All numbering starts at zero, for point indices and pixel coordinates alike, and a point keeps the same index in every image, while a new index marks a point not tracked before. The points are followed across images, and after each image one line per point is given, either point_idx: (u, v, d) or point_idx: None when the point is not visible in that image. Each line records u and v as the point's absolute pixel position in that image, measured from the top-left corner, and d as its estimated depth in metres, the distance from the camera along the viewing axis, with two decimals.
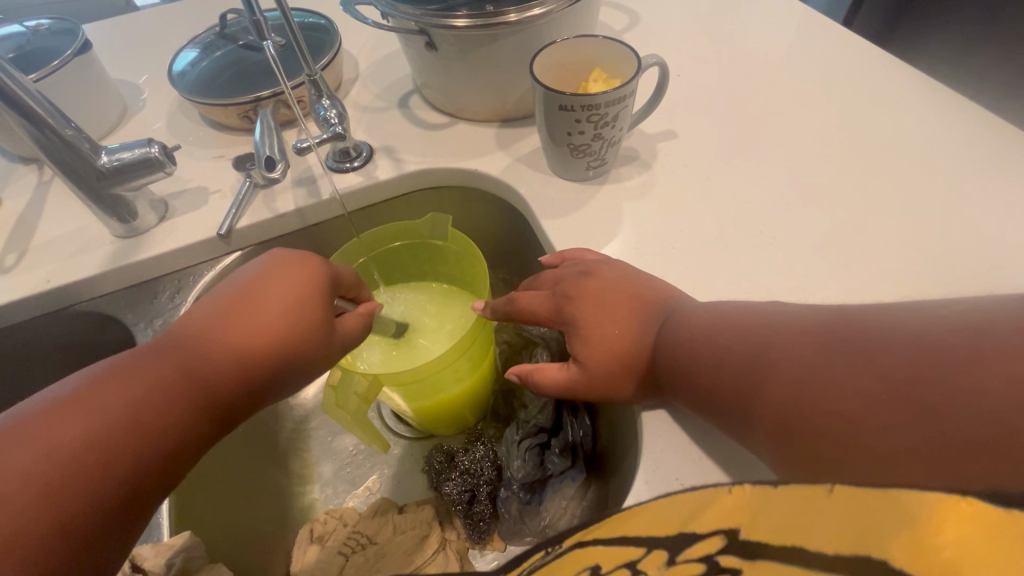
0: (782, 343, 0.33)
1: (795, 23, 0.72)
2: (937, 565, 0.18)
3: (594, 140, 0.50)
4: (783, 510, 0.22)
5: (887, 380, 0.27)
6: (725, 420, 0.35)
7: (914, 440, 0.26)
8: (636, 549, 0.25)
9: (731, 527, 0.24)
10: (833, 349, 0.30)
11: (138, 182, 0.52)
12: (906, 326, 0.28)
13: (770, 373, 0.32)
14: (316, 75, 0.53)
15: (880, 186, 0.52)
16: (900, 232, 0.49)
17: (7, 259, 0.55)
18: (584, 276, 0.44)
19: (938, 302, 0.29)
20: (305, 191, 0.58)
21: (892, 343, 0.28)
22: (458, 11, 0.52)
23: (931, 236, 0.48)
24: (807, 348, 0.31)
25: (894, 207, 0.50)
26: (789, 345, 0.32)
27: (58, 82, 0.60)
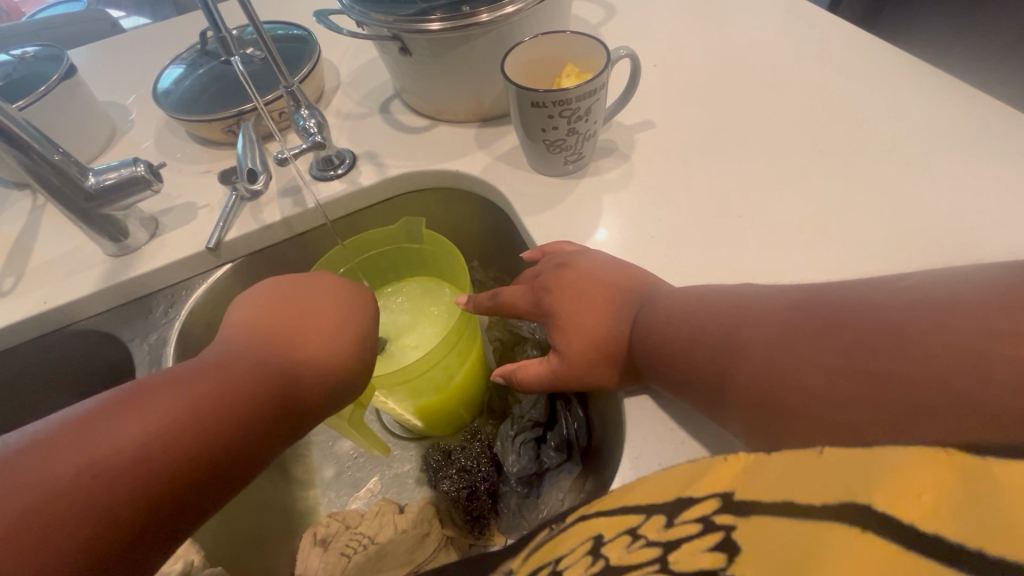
0: (749, 324, 0.33)
1: (770, 7, 0.72)
2: (909, 510, 0.18)
3: (569, 135, 0.51)
4: (777, 475, 0.23)
5: (848, 353, 0.28)
6: (704, 403, 0.36)
7: (874, 410, 0.26)
8: (637, 517, 0.27)
9: (723, 492, 0.24)
10: (798, 327, 0.31)
11: (127, 201, 0.53)
12: (868, 299, 0.29)
13: (743, 355, 0.33)
14: (293, 87, 0.54)
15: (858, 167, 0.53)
16: (877, 210, 0.49)
17: (5, 283, 0.56)
18: (561, 267, 0.44)
19: (899, 275, 0.29)
20: (291, 201, 0.59)
21: (848, 317, 0.29)
22: (431, 16, 0.52)
23: (908, 212, 0.48)
24: (773, 326, 0.32)
25: (871, 186, 0.51)
26: (756, 325, 0.33)
27: (46, 106, 0.61)
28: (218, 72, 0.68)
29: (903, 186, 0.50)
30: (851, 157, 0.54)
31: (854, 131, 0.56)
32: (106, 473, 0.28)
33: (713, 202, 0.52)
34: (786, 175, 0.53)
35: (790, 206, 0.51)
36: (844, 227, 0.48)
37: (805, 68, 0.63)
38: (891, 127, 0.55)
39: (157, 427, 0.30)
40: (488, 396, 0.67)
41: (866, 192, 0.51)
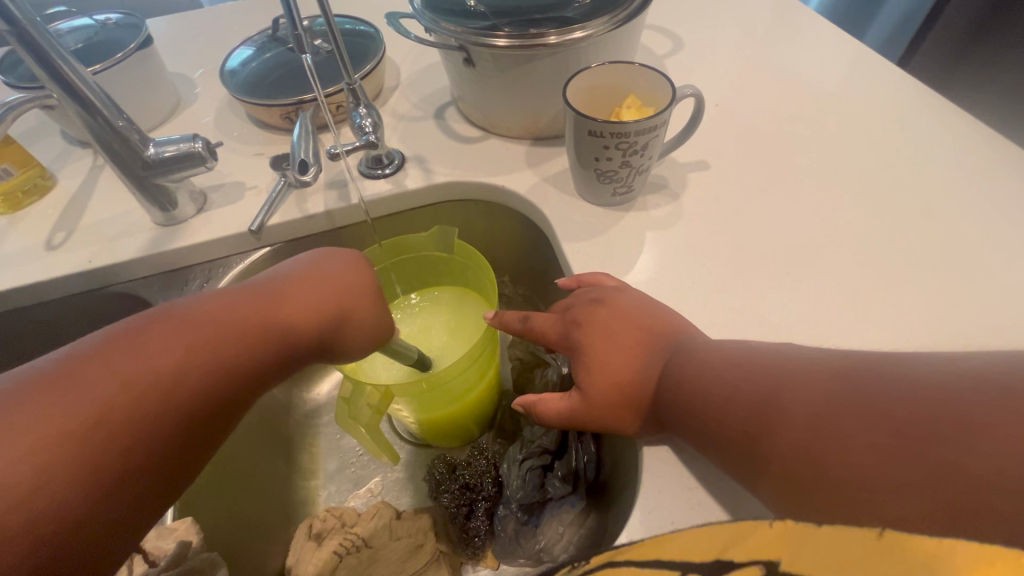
0: (788, 389, 0.32)
1: (846, 59, 0.69)
2: None
3: (622, 167, 0.49)
4: (830, 554, 0.21)
5: (899, 434, 0.26)
6: (733, 463, 0.34)
7: (929, 502, 0.25)
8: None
9: (768, 561, 0.22)
10: (842, 396, 0.29)
11: (180, 174, 0.55)
12: (923, 377, 0.27)
13: (781, 420, 0.31)
14: (355, 84, 0.54)
15: (923, 239, 0.50)
16: (937, 286, 0.46)
17: (57, 236, 0.58)
18: (595, 302, 0.43)
19: (952, 355, 0.28)
20: (336, 194, 0.60)
21: (899, 392, 0.27)
22: (500, 31, 0.53)
23: (970, 293, 0.46)
24: (815, 393, 0.31)
25: (935, 261, 0.48)
26: (797, 389, 0.31)
27: (119, 72, 0.64)
28: (285, 59, 0.69)
29: (967, 263, 0.47)
30: (915, 225, 0.51)
31: (921, 199, 0.53)
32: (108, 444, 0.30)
33: (760, 254, 0.50)
34: (842, 236, 0.51)
35: (842, 269, 0.49)
36: (898, 300, 0.46)
37: (876, 126, 0.61)
38: (964, 199, 0.52)
39: (154, 362, 0.33)
40: (500, 415, 0.66)
41: (927, 264, 0.48)
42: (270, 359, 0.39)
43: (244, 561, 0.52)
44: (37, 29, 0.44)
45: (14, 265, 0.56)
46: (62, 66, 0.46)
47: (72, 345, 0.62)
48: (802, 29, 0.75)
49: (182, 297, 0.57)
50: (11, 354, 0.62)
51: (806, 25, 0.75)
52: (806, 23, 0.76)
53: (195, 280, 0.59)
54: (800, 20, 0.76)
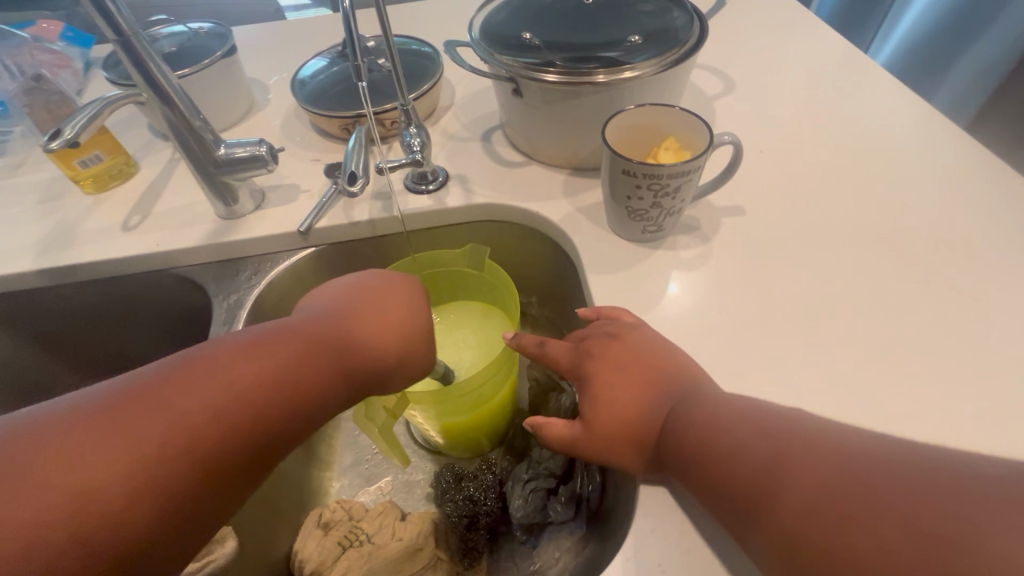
0: (794, 460, 0.32)
1: (904, 114, 0.68)
2: None
3: (652, 208, 0.50)
4: None
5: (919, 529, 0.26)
6: (732, 519, 0.34)
7: None
8: None
9: None
10: (864, 476, 0.29)
11: (244, 174, 0.60)
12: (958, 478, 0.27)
13: (793, 484, 0.31)
14: (408, 106, 0.58)
15: (959, 310, 0.48)
16: (966, 362, 0.45)
17: (132, 219, 0.65)
18: (610, 337, 0.44)
19: (983, 458, 0.28)
20: (380, 205, 0.63)
21: (910, 488, 0.28)
22: (550, 67, 0.56)
23: (1003, 375, 0.44)
24: (823, 470, 0.31)
25: (969, 335, 0.47)
26: (814, 460, 0.31)
27: (204, 76, 0.70)
28: (350, 74, 0.74)
29: (1004, 343, 0.46)
30: (953, 296, 0.49)
31: (965, 269, 0.51)
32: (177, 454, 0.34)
33: (786, 306, 0.50)
34: (874, 297, 0.50)
35: (869, 331, 0.48)
36: (923, 372, 0.45)
37: (927, 187, 0.59)
38: (1011, 275, 0.50)
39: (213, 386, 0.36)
40: (512, 432, 0.68)
41: (960, 338, 0.46)
42: (334, 383, 0.42)
43: (261, 542, 0.55)
44: (136, 35, 0.50)
45: (94, 241, 0.63)
46: (155, 70, 0.52)
47: (132, 317, 0.68)
48: (861, 80, 0.74)
49: (232, 286, 0.62)
50: (79, 319, 0.68)
51: (866, 76, 0.74)
52: (866, 75, 0.74)
53: (245, 271, 0.63)
54: (859, 71, 0.75)
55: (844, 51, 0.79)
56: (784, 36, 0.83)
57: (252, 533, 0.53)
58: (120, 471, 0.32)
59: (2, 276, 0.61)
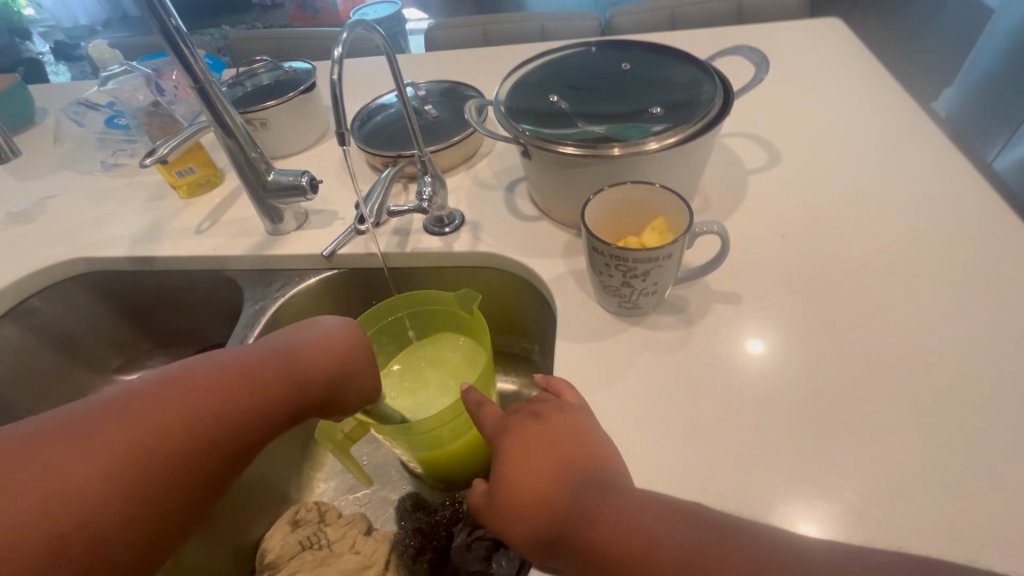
0: (723, 560, 0.33)
1: (969, 215, 0.60)
2: None
3: (623, 287, 0.50)
4: None
5: None
6: None
7: None
8: None
9: None
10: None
11: (287, 199, 0.69)
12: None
13: None
14: (425, 157, 0.64)
15: (948, 460, 0.43)
16: (936, 527, 0.40)
17: (205, 224, 0.77)
18: (532, 417, 0.44)
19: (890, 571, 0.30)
20: (397, 240, 0.69)
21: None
22: (568, 141, 0.57)
23: (977, 553, 0.38)
24: (743, 567, 0.32)
25: (948, 492, 0.41)
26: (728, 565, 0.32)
27: (285, 109, 0.82)
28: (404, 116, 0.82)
29: (993, 516, 0.40)
30: (949, 447, 0.44)
31: (977, 417, 0.45)
32: (137, 490, 0.36)
33: (750, 414, 0.48)
34: (853, 426, 0.46)
35: (832, 463, 0.44)
36: (880, 524, 0.41)
37: (966, 310, 0.52)
38: None
39: (174, 417, 0.39)
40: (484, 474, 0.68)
41: (938, 497, 0.41)
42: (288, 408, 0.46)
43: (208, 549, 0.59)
44: (211, 88, 0.61)
45: (172, 239, 0.76)
46: (222, 111, 0.62)
47: (194, 304, 0.81)
48: (931, 170, 0.66)
49: (263, 293, 0.71)
50: (155, 299, 0.82)
51: (939, 166, 0.66)
52: (938, 163, 0.66)
53: (277, 282, 0.72)
54: (933, 159, 0.67)
55: (921, 133, 0.71)
56: (857, 109, 0.76)
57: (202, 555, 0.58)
58: (74, 506, 0.33)
59: (105, 258, 0.75)
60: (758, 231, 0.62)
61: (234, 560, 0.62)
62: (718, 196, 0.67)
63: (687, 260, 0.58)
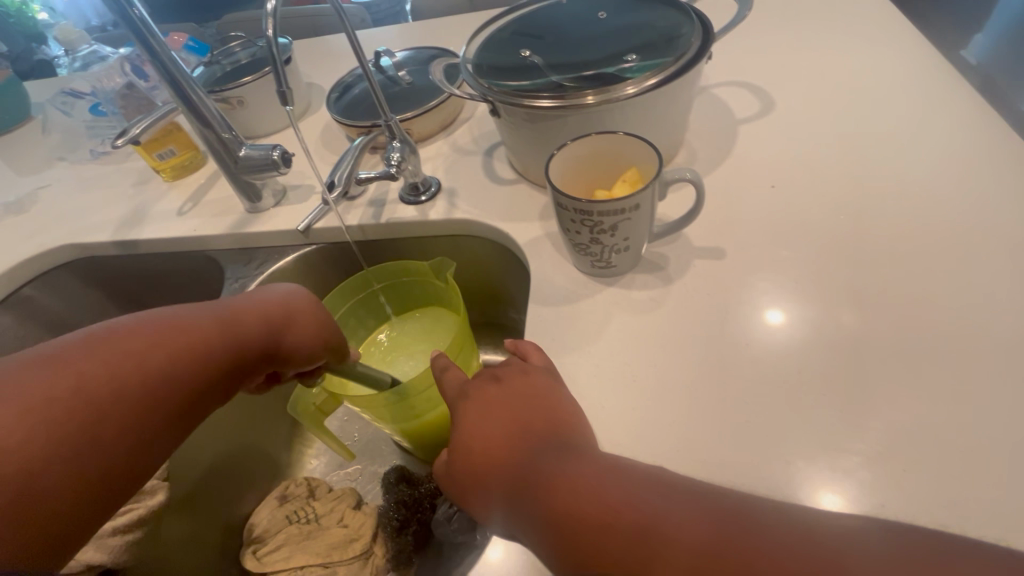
0: (675, 520, 0.31)
1: (975, 154, 0.55)
2: None
3: (592, 243, 0.48)
4: None
5: None
6: None
7: None
8: None
9: None
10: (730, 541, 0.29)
11: (261, 176, 0.67)
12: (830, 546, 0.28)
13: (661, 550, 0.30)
14: (391, 122, 0.62)
15: (940, 412, 0.40)
16: (922, 484, 0.37)
17: (186, 205, 0.77)
18: (489, 381, 0.44)
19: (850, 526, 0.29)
20: (373, 211, 0.67)
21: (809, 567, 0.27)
22: (541, 94, 0.53)
23: (964, 510, 0.36)
24: (704, 536, 0.30)
25: (938, 445, 0.39)
26: (678, 526, 0.31)
27: (262, 84, 0.80)
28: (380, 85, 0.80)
29: (985, 471, 0.37)
30: (942, 400, 0.41)
31: (973, 368, 0.42)
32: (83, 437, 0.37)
33: (729, 370, 0.45)
34: (839, 381, 0.43)
35: (814, 420, 0.41)
36: (862, 482, 0.38)
37: (968, 255, 0.48)
38: None
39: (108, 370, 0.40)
40: None
41: (926, 452, 0.39)
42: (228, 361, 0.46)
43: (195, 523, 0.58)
44: (181, 75, 0.61)
45: (155, 221, 0.75)
46: (188, 90, 0.62)
47: (183, 286, 0.81)
48: (939, 109, 0.60)
49: (244, 272, 0.71)
50: (146, 284, 0.82)
51: (947, 104, 0.61)
52: (946, 102, 0.61)
53: (258, 260, 0.72)
54: (940, 96, 0.62)
55: (928, 71, 0.65)
56: (860, 49, 0.70)
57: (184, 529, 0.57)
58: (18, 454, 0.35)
59: (92, 244, 0.76)
60: (747, 183, 0.58)
61: (225, 530, 0.62)
62: (705, 149, 0.63)
63: (667, 215, 0.55)
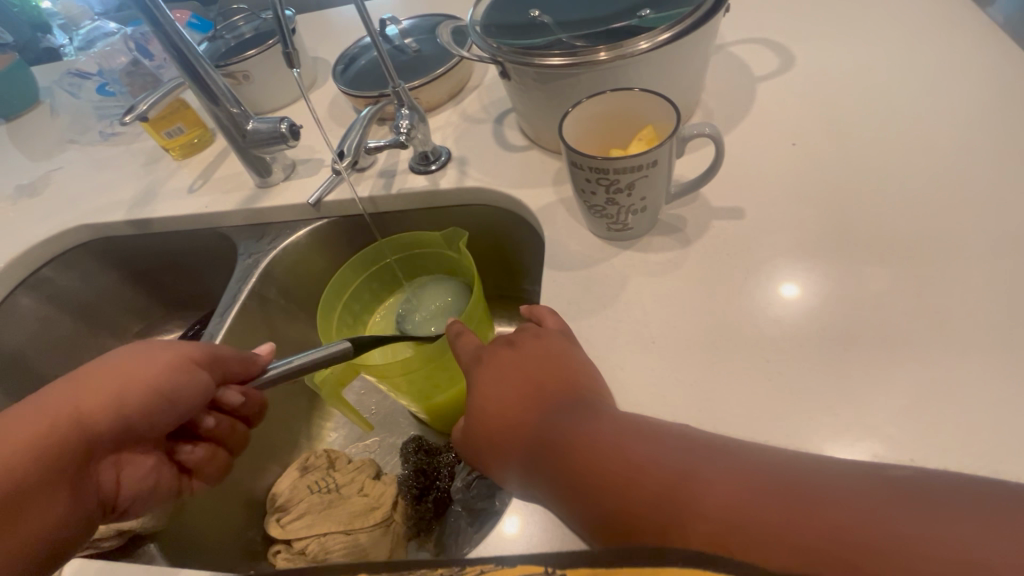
0: (703, 474, 0.30)
1: (1007, 100, 0.53)
2: None
3: (608, 204, 0.47)
4: None
5: (827, 538, 0.25)
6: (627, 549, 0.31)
7: None
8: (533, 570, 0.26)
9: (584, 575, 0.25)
10: (759, 491, 0.28)
11: (270, 149, 0.66)
12: (851, 483, 0.28)
13: (691, 505, 0.29)
14: (399, 89, 0.61)
15: (970, 362, 0.39)
16: (949, 438, 0.37)
17: (197, 182, 0.77)
18: (505, 345, 0.43)
19: (886, 465, 0.29)
20: (383, 182, 0.67)
21: (845, 516, 0.26)
22: (552, 52, 0.51)
23: (995, 461, 0.35)
24: (731, 488, 0.29)
25: (969, 395, 0.38)
26: (707, 482, 0.30)
27: (268, 58, 0.79)
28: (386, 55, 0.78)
29: (1015, 424, 0.36)
30: (970, 352, 0.40)
31: (1005, 321, 0.40)
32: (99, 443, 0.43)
33: (749, 330, 0.44)
34: (865, 338, 0.42)
35: (840, 377, 0.41)
36: (889, 437, 0.37)
37: (1001, 205, 0.46)
38: None
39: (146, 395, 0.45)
40: None
41: (952, 406, 0.38)
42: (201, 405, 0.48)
43: (211, 502, 0.59)
44: (189, 49, 0.60)
45: (167, 200, 0.75)
46: (199, 67, 0.62)
47: (197, 264, 0.82)
48: (969, 58, 0.58)
49: (257, 247, 0.71)
50: (160, 262, 0.83)
51: (977, 52, 0.58)
52: (974, 50, 0.58)
53: (270, 234, 0.72)
54: (970, 43, 0.59)
55: (956, 19, 0.62)
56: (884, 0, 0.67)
57: (205, 511, 0.57)
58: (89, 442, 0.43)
59: (107, 224, 0.76)
60: (766, 141, 0.56)
61: (248, 505, 0.63)
62: (722, 108, 0.61)
63: (684, 176, 0.54)
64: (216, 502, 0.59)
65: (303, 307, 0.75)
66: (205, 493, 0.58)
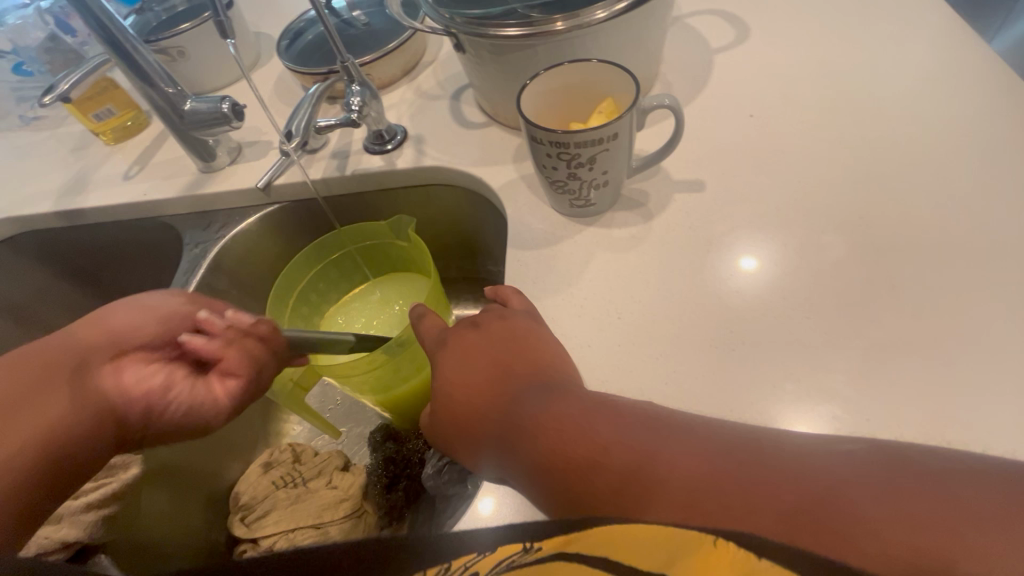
0: (670, 452, 0.30)
1: (949, 67, 0.54)
2: None
3: (570, 179, 0.46)
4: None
5: (792, 516, 0.26)
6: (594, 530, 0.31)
7: None
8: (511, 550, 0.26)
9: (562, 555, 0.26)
10: (726, 468, 0.28)
11: (211, 131, 0.62)
12: (812, 458, 0.28)
13: (656, 487, 0.29)
14: (349, 63, 0.57)
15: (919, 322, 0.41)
16: (902, 395, 0.38)
17: (133, 169, 0.71)
18: (468, 327, 0.42)
19: (844, 437, 0.30)
20: (337, 163, 0.64)
21: (809, 492, 0.26)
22: (507, 22, 0.49)
23: (942, 413, 0.37)
24: (695, 469, 0.29)
25: (919, 354, 0.40)
26: (673, 462, 0.30)
27: (204, 31, 0.73)
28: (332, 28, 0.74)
29: (959, 382, 0.38)
30: (918, 313, 0.41)
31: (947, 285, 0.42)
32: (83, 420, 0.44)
33: (712, 301, 0.45)
34: (821, 304, 0.43)
35: (798, 345, 0.41)
36: (847, 400, 0.39)
37: (945, 169, 0.48)
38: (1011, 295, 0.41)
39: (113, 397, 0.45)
40: None
41: (904, 365, 0.39)
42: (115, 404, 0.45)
43: (165, 501, 0.56)
44: (112, 22, 0.55)
45: (100, 188, 0.70)
46: (127, 45, 0.57)
47: (139, 256, 0.76)
48: (916, 29, 0.59)
49: (203, 236, 0.67)
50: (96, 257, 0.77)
51: (919, 21, 0.59)
52: (917, 18, 0.60)
53: (217, 222, 0.68)
54: (914, 13, 0.60)
55: None
56: None
57: (159, 512, 0.55)
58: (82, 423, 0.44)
59: (34, 216, 0.70)
60: (725, 114, 0.56)
61: (209, 504, 0.60)
62: (681, 80, 0.61)
63: (645, 150, 0.53)
64: (170, 501, 0.56)
65: (258, 298, 0.72)
66: (157, 493, 0.55)
